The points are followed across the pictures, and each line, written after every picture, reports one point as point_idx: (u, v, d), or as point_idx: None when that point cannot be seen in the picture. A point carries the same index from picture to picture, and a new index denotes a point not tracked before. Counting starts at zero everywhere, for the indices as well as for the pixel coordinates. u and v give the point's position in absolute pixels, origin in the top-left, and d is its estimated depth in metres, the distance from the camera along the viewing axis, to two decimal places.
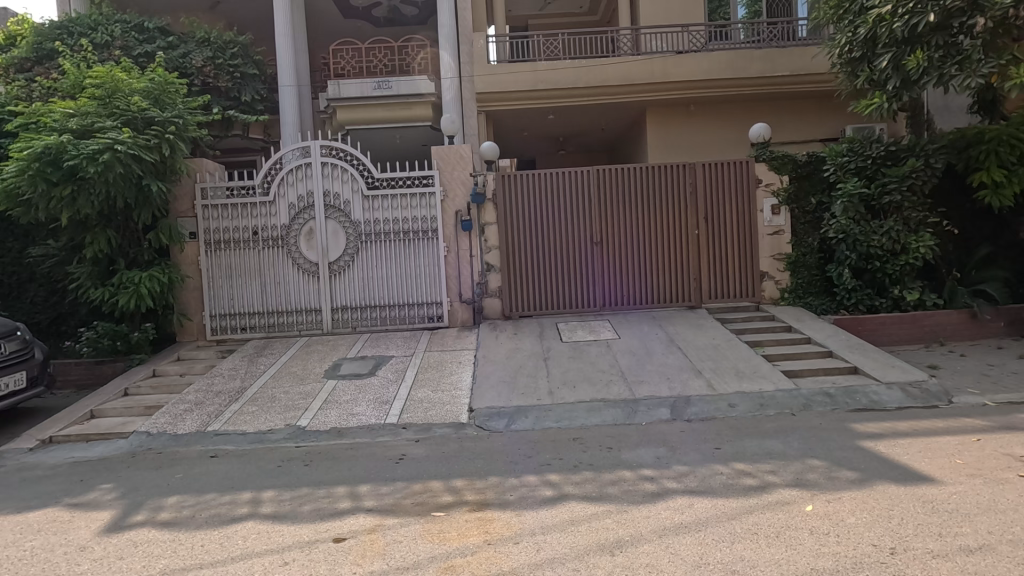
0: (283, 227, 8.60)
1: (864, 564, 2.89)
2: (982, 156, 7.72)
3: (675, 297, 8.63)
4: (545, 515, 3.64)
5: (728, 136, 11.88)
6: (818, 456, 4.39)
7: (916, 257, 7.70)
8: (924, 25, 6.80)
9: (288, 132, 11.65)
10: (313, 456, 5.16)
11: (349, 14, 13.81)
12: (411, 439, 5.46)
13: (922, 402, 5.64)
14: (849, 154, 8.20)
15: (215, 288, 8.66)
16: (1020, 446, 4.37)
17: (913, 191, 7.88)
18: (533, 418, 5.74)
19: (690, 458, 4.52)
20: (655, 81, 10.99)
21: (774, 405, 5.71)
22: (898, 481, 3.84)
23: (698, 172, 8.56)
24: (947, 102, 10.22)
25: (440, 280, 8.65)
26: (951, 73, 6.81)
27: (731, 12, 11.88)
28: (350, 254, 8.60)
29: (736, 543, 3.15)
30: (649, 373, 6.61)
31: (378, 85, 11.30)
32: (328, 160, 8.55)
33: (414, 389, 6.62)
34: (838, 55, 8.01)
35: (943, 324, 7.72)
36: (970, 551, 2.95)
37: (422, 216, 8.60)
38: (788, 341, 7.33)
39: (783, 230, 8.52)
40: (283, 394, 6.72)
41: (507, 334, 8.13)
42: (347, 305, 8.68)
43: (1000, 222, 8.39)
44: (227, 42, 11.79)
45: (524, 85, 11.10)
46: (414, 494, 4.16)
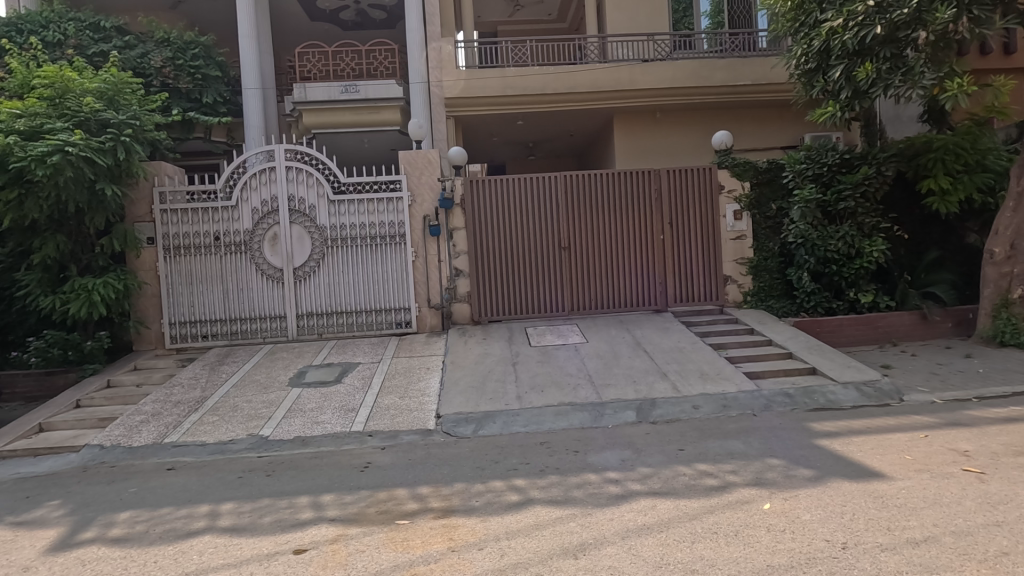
0: (246, 233, 8.42)
1: (817, 559, 2.97)
2: (931, 164, 8.07)
3: (641, 301, 8.76)
4: (509, 520, 3.64)
5: (692, 143, 12.14)
6: (777, 456, 4.50)
7: (870, 261, 7.98)
8: (872, 38, 7.13)
9: (252, 135, 11.43)
10: (276, 467, 5.04)
11: (316, 16, 13.67)
12: (377, 447, 5.40)
13: (875, 401, 5.86)
14: (807, 162, 8.45)
15: (175, 294, 8.41)
16: (965, 441, 4.57)
17: (866, 198, 8.19)
18: (500, 423, 5.74)
19: (654, 459, 4.59)
20: (622, 88, 11.16)
21: (736, 406, 5.85)
22: (852, 478, 3.96)
23: (663, 178, 8.73)
24: (898, 112, 10.71)
25: (408, 285, 8.58)
26: (896, 84, 7.13)
27: (695, 23, 12.13)
28: (315, 259, 8.47)
29: (696, 543, 3.21)
30: (615, 376, 6.69)
31: (346, 88, 11.17)
32: (292, 164, 8.41)
33: (381, 396, 6.55)
34: (795, 66, 8.32)
35: (895, 326, 8.06)
36: (916, 543, 3.07)
37: (389, 221, 8.53)
38: (750, 343, 7.52)
39: (745, 235, 8.74)
40: (246, 403, 6.56)
41: (476, 339, 8.12)
42: (313, 311, 8.54)
43: (947, 228, 8.77)
44: (189, 42, 11.52)
45: (493, 91, 11.14)
46: (379, 502, 4.10)
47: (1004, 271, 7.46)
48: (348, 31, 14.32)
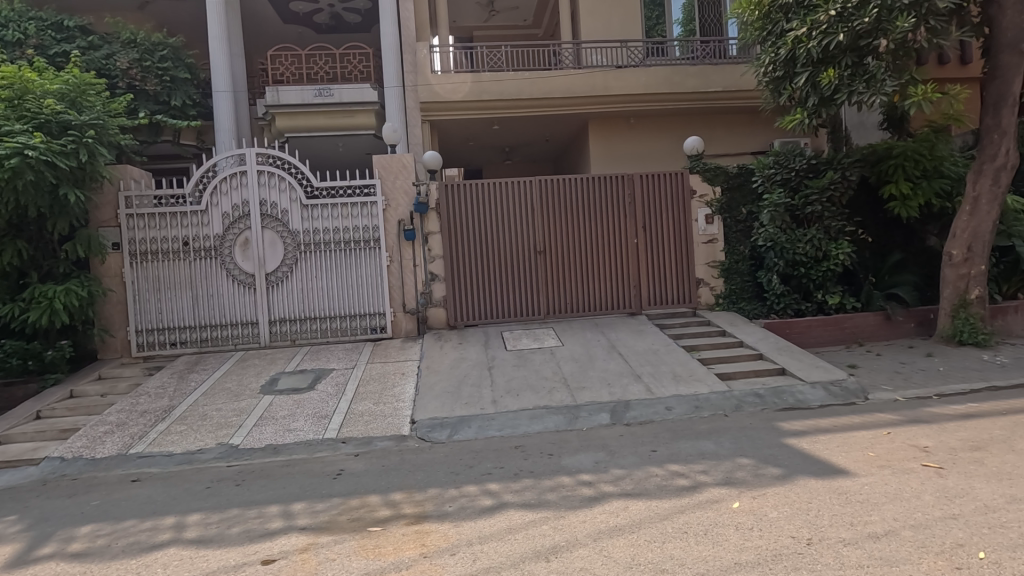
0: (216, 237, 8.27)
1: (782, 555, 3.03)
2: (892, 169, 8.33)
3: (615, 304, 8.85)
4: (482, 525, 3.63)
5: (665, 148, 12.33)
6: (746, 455, 4.58)
7: (837, 263, 8.18)
8: (834, 46, 7.35)
9: (223, 138, 11.23)
10: (246, 476, 4.94)
11: (289, 19, 13.52)
12: (351, 453, 5.33)
13: (841, 400, 6.01)
14: (775, 167, 8.64)
15: (142, 301, 8.22)
16: (926, 438, 4.72)
17: (832, 202, 8.39)
18: (476, 427, 5.72)
19: (627, 461, 4.64)
20: (596, 94, 11.30)
21: (708, 407, 5.95)
22: (818, 475, 4.06)
23: (636, 183, 8.85)
24: (862, 119, 11.08)
25: (382, 290, 8.51)
26: (859, 90, 7.33)
27: (667, 31, 12.34)
28: (288, 264, 8.35)
29: (667, 543, 3.25)
30: (590, 379, 6.73)
31: (319, 92, 11.08)
32: (264, 168, 8.30)
33: (355, 403, 6.48)
34: (763, 73, 8.53)
35: (861, 326, 8.29)
36: (878, 537, 3.15)
37: (363, 226, 8.46)
38: (721, 344, 7.65)
39: (716, 238, 8.92)
40: (215, 411, 6.42)
41: (452, 343, 8.09)
42: (285, 317, 8.41)
43: (909, 231, 9.05)
44: (156, 43, 11.29)
45: (468, 96, 11.16)
46: (351, 509, 4.05)
47: (961, 272, 7.72)
48: (322, 34, 14.21)
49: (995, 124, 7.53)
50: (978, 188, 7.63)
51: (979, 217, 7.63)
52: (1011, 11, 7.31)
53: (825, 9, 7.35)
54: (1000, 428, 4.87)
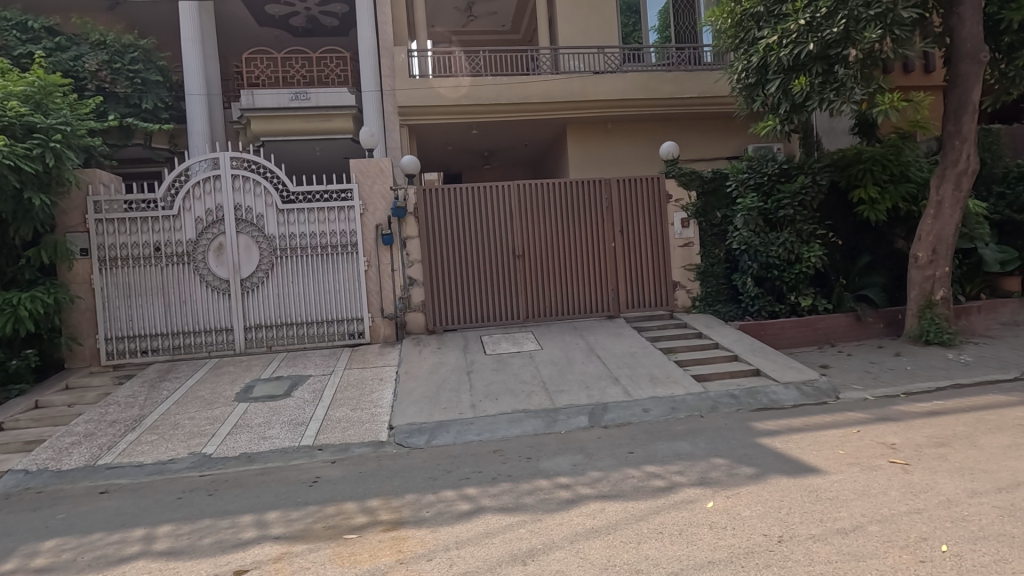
0: (189, 243, 8.13)
1: (754, 552, 3.09)
2: (861, 174, 8.55)
3: (594, 307, 8.92)
4: (459, 529, 3.62)
5: (642, 153, 12.48)
6: (721, 455, 4.65)
7: (809, 266, 8.36)
8: (805, 55, 7.55)
9: (196, 142, 11.05)
10: (219, 485, 4.85)
11: (265, 22, 13.39)
12: (327, 460, 5.28)
13: (814, 399, 6.14)
14: (749, 171, 8.78)
15: (112, 308, 8.03)
16: (893, 435, 4.85)
17: (803, 206, 8.56)
18: (454, 432, 5.70)
19: (605, 463, 4.67)
20: (574, 99, 11.38)
21: (684, 408, 6.03)
22: (790, 474, 4.14)
23: (613, 188, 8.94)
24: (833, 125, 11.38)
25: (360, 295, 8.45)
26: (830, 98, 7.52)
27: (643, 38, 12.52)
28: (263, 270, 8.23)
29: (642, 544, 3.28)
30: (569, 382, 6.76)
31: (296, 96, 10.98)
32: (238, 172, 8.18)
33: (332, 409, 6.41)
34: (736, 80, 8.72)
35: (833, 327, 8.48)
36: (845, 532, 3.23)
37: (341, 231, 8.39)
38: (698, 346, 7.76)
39: (692, 242, 9.05)
40: (188, 420, 6.30)
41: (431, 348, 8.06)
42: (261, 323, 8.29)
43: (877, 234, 9.27)
44: (127, 45, 11.09)
45: (447, 100, 11.15)
46: (327, 517, 4.01)
47: (927, 274, 7.96)
48: (298, 37, 14.10)
49: (956, 130, 7.80)
50: (942, 192, 7.87)
51: (942, 221, 7.87)
52: (970, 22, 7.55)
53: (795, 17, 7.54)
54: (963, 424, 5.03)
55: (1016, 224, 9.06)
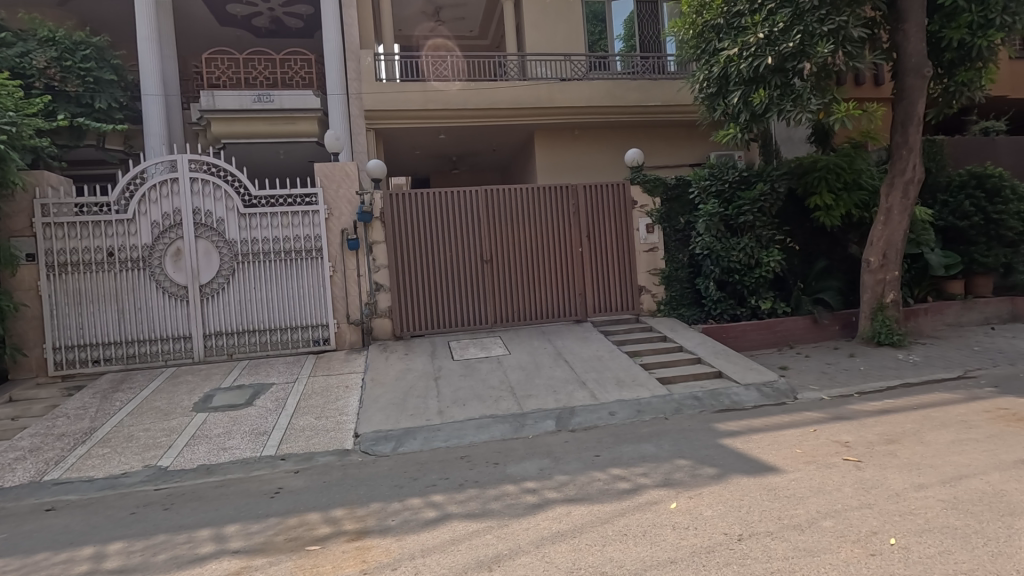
0: (144, 247, 7.86)
1: (715, 551, 3.15)
2: (818, 181, 8.85)
3: (561, 312, 8.99)
4: (425, 537, 3.59)
5: (608, 159, 12.67)
6: (685, 456, 4.74)
7: (768, 270, 8.60)
8: (763, 67, 7.79)
9: (153, 144, 10.70)
10: (175, 499, 4.67)
11: (227, 22, 13.11)
12: (290, 470, 5.16)
13: (773, 400, 6.33)
14: (711, 178, 8.99)
15: (60, 315, 7.68)
16: (847, 433, 5.03)
17: (763, 212, 8.80)
18: (421, 439, 5.65)
19: (571, 466, 4.70)
20: (541, 105, 11.49)
21: (650, 411, 6.12)
22: (750, 473, 4.25)
23: (580, 193, 9.05)
24: (790, 134, 11.80)
25: (325, 301, 8.30)
26: (787, 108, 7.77)
27: (609, 46, 12.72)
28: (224, 275, 8.02)
29: (607, 546, 3.31)
30: (536, 386, 6.78)
31: (258, 98, 10.75)
32: (197, 175, 7.96)
33: (295, 418, 6.28)
34: (699, 90, 8.97)
35: (792, 330, 8.74)
36: (802, 529, 3.33)
37: (305, 235, 8.24)
38: (663, 349, 7.90)
39: (657, 247, 9.23)
40: (142, 432, 6.06)
41: (398, 354, 7.99)
42: (222, 331, 8.06)
43: (833, 239, 9.62)
44: (78, 43, 10.66)
45: (414, 105, 11.08)
46: (289, 528, 3.91)
47: (878, 278, 8.31)
48: (261, 38, 13.85)
49: (903, 141, 8.18)
50: (891, 200, 8.24)
51: (892, 227, 8.23)
52: (914, 38, 7.93)
53: (754, 31, 7.80)
54: (912, 422, 5.25)
55: (958, 230, 9.55)
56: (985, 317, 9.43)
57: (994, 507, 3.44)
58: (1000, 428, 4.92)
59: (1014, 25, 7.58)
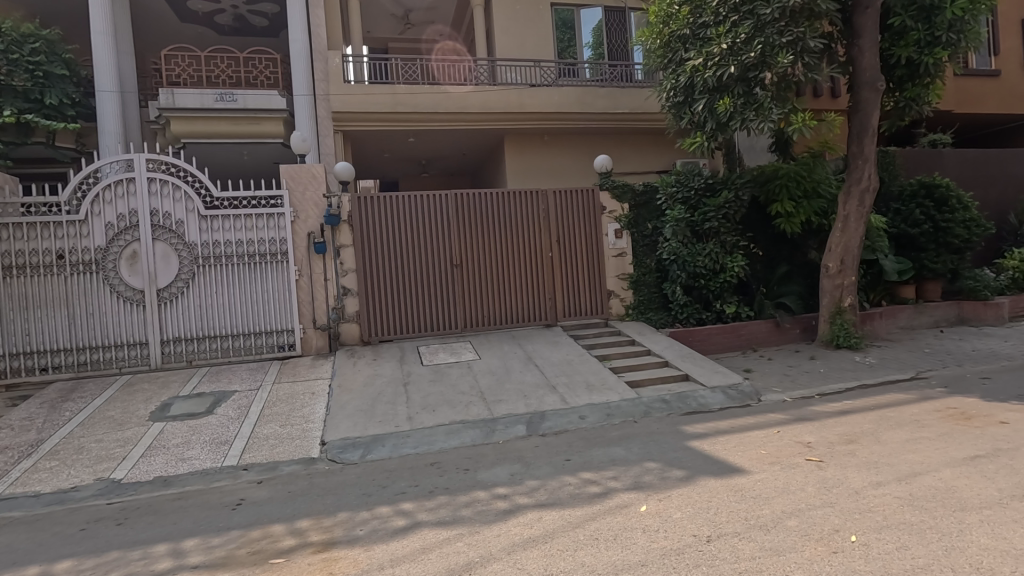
0: (97, 250, 7.53)
1: (685, 552, 3.19)
2: (779, 189, 9.11)
3: (531, 317, 9.00)
4: (395, 546, 3.52)
5: (577, 165, 12.80)
6: (654, 459, 4.80)
7: (732, 275, 8.81)
8: (727, 76, 8.01)
9: (108, 142, 10.28)
10: (129, 513, 4.46)
11: (188, 18, 12.71)
12: (253, 481, 4.99)
13: (738, 401, 6.48)
14: (677, 185, 9.16)
15: (5, 321, 7.29)
16: (809, 434, 5.18)
17: (727, 219, 9.00)
18: (390, 446, 5.56)
19: (542, 471, 4.70)
20: (510, 111, 11.54)
21: (619, 414, 6.18)
22: (717, 475, 4.32)
23: (549, 199, 9.10)
24: (752, 143, 12.17)
25: (291, 305, 8.10)
26: (749, 118, 8.00)
27: (578, 53, 12.85)
28: (183, 280, 7.75)
29: (579, 551, 3.30)
30: (506, 391, 6.76)
31: (221, 97, 10.46)
32: (155, 175, 7.68)
33: (259, 426, 6.09)
34: (666, 98, 9.17)
35: (755, 333, 8.96)
36: (768, 528, 3.40)
37: (270, 238, 8.04)
38: (631, 353, 7.99)
39: (625, 252, 9.36)
40: (94, 443, 5.78)
41: (366, 359, 7.85)
42: (181, 337, 7.77)
43: (793, 246, 9.93)
44: (26, 35, 10.16)
45: (382, 107, 10.96)
46: (253, 541, 3.78)
47: (837, 283, 8.61)
48: (224, 36, 13.49)
49: (859, 151, 8.52)
50: (848, 208, 8.57)
51: (849, 234, 8.55)
52: (869, 53, 8.27)
53: (718, 41, 8.00)
54: (869, 422, 5.44)
55: (910, 237, 9.98)
56: (934, 321, 9.89)
57: (947, 503, 3.59)
58: (950, 426, 5.14)
59: (958, 43, 8.02)
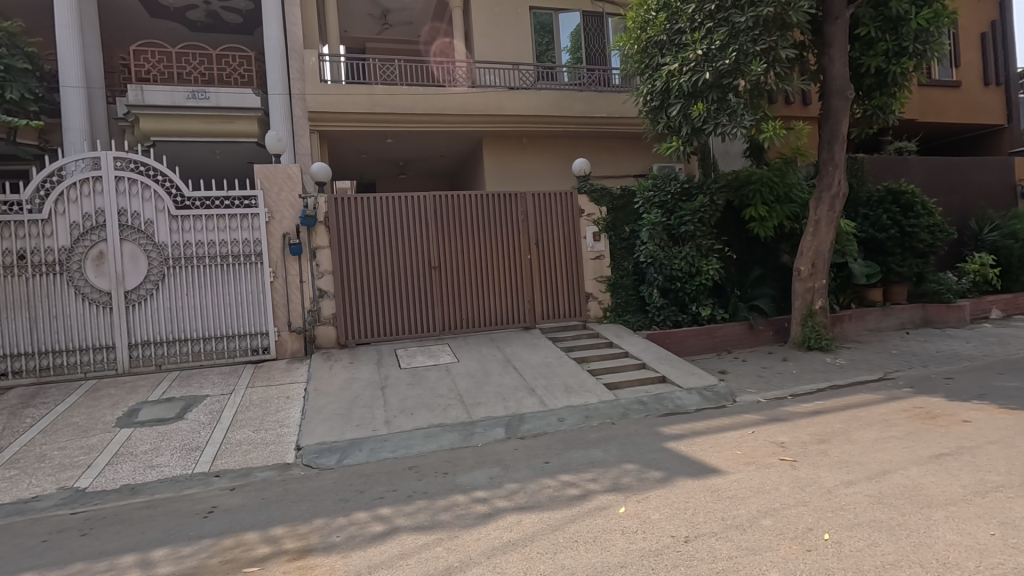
0: (62, 251, 7.28)
1: (663, 554, 3.21)
2: (753, 193, 9.29)
3: (510, 319, 9.00)
4: (373, 552, 3.47)
5: (556, 168, 12.87)
6: (632, 460, 4.83)
7: (707, 278, 8.94)
8: (702, 82, 8.15)
9: (72, 139, 9.94)
10: (95, 523, 4.31)
11: (158, 14, 12.40)
12: (225, 487, 4.87)
13: (714, 402, 6.57)
14: (654, 189, 9.27)
15: None
16: (783, 434, 5.28)
17: (702, 223, 9.13)
18: (367, 450, 5.48)
19: (521, 474, 4.68)
20: (488, 113, 11.54)
21: (597, 416, 6.20)
22: (694, 475, 4.37)
23: (528, 201, 9.12)
24: (727, 149, 12.40)
25: (265, 308, 7.95)
26: (723, 123, 8.15)
27: (557, 57, 12.93)
28: (153, 281, 7.54)
29: (559, 553, 3.30)
30: (485, 394, 6.74)
31: (193, 94, 10.19)
32: (123, 174, 7.47)
33: (232, 431, 5.95)
34: (642, 103, 9.28)
35: (730, 335, 9.11)
36: (744, 528, 3.45)
37: (244, 239, 7.88)
38: (609, 355, 8.05)
39: (603, 255, 9.44)
40: (57, 451, 5.57)
41: (343, 363, 7.73)
42: (150, 340, 7.56)
43: (766, 249, 10.13)
44: None
45: (359, 108, 10.86)
46: (225, 550, 3.69)
47: (808, 286, 8.81)
48: (197, 33, 13.21)
49: (830, 158, 8.73)
50: (819, 213, 8.78)
51: (820, 238, 8.76)
52: (839, 62, 8.49)
53: (694, 48, 8.14)
54: (840, 421, 5.58)
55: (878, 242, 10.27)
56: (901, 323, 10.19)
57: (914, 500, 3.69)
58: (916, 425, 5.30)
59: (924, 54, 8.28)
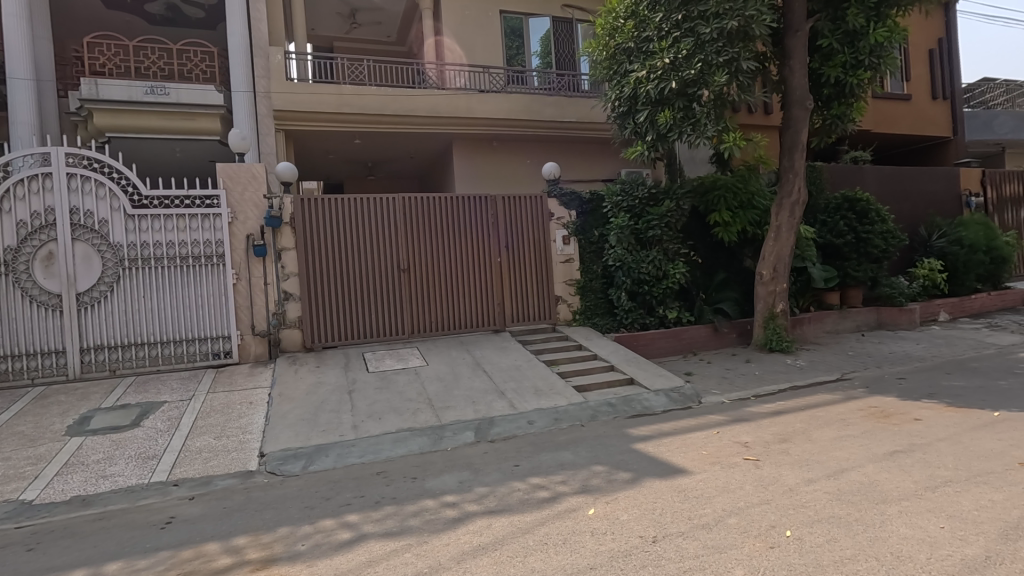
0: (7, 250, 6.94)
1: (632, 554, 3.24)
2: (717, 200, 9.53)
3: (479, 322, 8.97)
4: (339, 561, 3.40)
5: (526, 171, 12.91)
6: (601, 462, 4.87)
7: (674, 282, 9.09)
8: (668, 90, 8.31)
9: (20, 133, 9.46)
10: (43, 537, 4.10)
11: (115, 5, 11.94)
12: (184, 497, 4.69)
13: (680, 404, 6.69)
14: (622, 194, 9.37)
15: None
16: (747, 434, 5.41)
17: (669, 227, 9.29)
18: (334, 456, 5.37)
19: (491, 478, 4.67)
20: (458, 116, 11.49)
21: (566, 419, 6.24)
22: (662, 476, 4.44)
23: (498, 205, 9.13)
24: (692, 155, 12.66)
25: (227, 310, 7.73)
26: (687, 132, 8.35)
27: (527, 61, 12.98)
28: (107, 283, 7.23)
29: (529, 557, 3.30)
30: (455, 397, 6.70)
31: (151, 90, 9.86)
32: (75, 171, 7.16)
33: (191, 438, 5.75)
34: (611, 108, 9.40)
35: (696, 337, 9.32)
36: (709, 526, 3.52)
37: (205, 240, 7.64)
38: (579, 358, 8.11)
39: (572, 258, 9.51)
40: (1, 461, 5.27)
41: (309, 367, 7.57)
42: (103, 344, 7.24)
43: (730, 254, 10.39)
44: None
45: (326, 108, 10.68)
46: (184, 562, 3.55)
47: (770, 289, 9.07)
48: (156, 26, 12.77)
49: (790, 165, 9.00)
50: (780, 219, 9.06)
51: (781, 243, 9.03)
52: (799, 74, 8.77)
53: (661, 55, 8.28)
54: (800, 421, 5.75)
55: (835, 247, 10.64)
56: (856, 325, 10.59)
57: (870, 496, 3.83)
58: (872, 424, 5.50)
59: (878, 67, 8.65)
